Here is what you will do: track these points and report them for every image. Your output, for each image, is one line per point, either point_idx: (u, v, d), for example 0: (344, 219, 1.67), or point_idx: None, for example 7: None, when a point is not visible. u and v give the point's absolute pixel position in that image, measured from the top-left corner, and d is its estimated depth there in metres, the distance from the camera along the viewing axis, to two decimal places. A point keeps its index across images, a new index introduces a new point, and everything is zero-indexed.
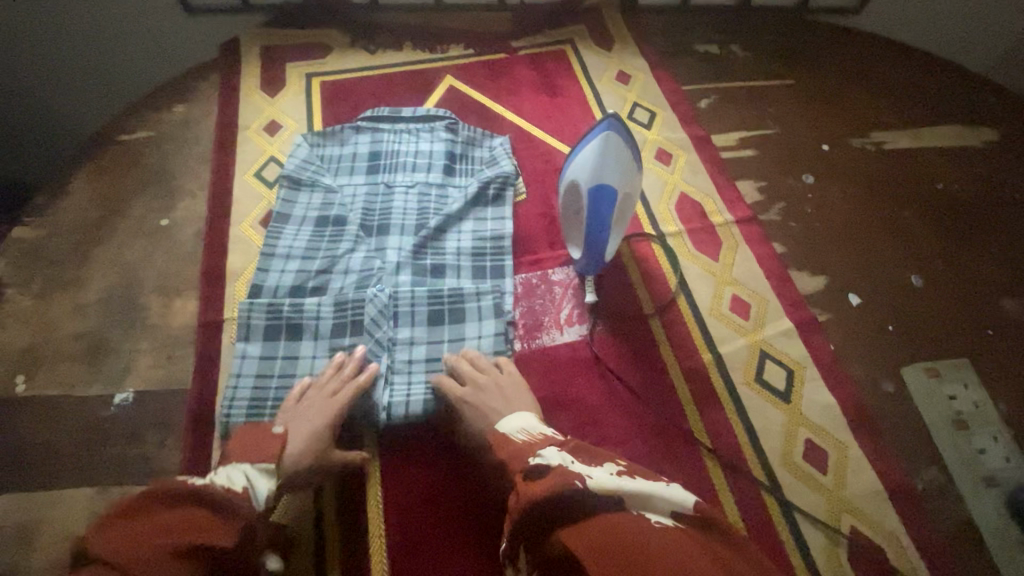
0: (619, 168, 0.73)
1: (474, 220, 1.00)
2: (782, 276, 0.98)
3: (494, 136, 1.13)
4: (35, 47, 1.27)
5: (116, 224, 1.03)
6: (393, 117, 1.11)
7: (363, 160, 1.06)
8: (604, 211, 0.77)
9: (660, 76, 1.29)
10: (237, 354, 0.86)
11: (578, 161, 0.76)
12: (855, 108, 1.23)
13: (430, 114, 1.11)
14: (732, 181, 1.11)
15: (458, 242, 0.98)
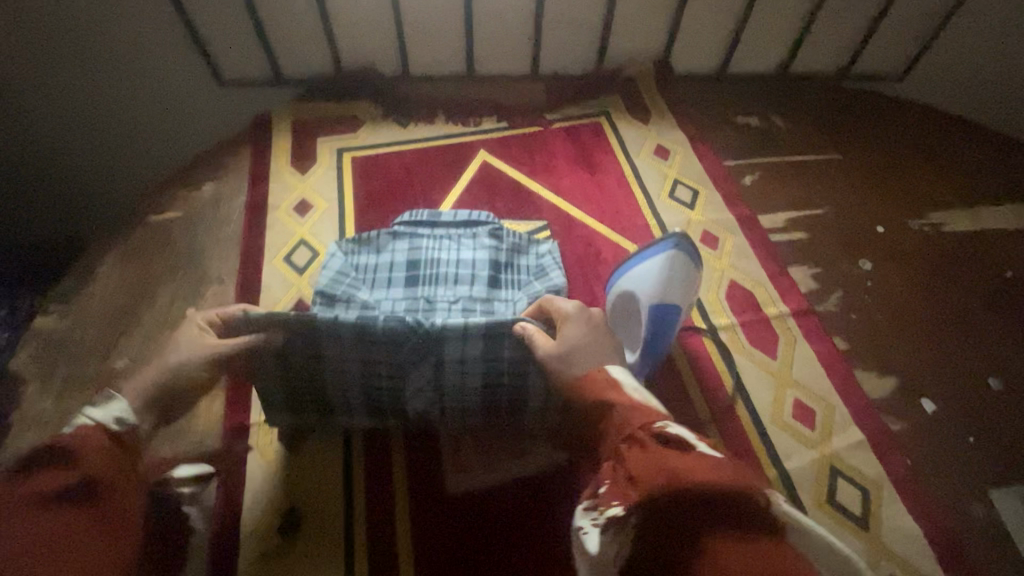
0: (682, 283, 0.71)
1: None
2: (846, 378, 0.92)
3: (540, 241, 1.08)
4: (69, 124, 1.26)
5: (143, 314, 1.00)
6: (432, 221, 1.07)
7: (401, 270, 1.02)
8: (664, 326, 0.72)
9: (700, 150, 1.24)
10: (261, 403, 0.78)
11: (638, 275, 0.72)
12: (907, 185, 1.18)
13: (472, 218, 1.07)
14: (784, 266, 1.05)
15: None
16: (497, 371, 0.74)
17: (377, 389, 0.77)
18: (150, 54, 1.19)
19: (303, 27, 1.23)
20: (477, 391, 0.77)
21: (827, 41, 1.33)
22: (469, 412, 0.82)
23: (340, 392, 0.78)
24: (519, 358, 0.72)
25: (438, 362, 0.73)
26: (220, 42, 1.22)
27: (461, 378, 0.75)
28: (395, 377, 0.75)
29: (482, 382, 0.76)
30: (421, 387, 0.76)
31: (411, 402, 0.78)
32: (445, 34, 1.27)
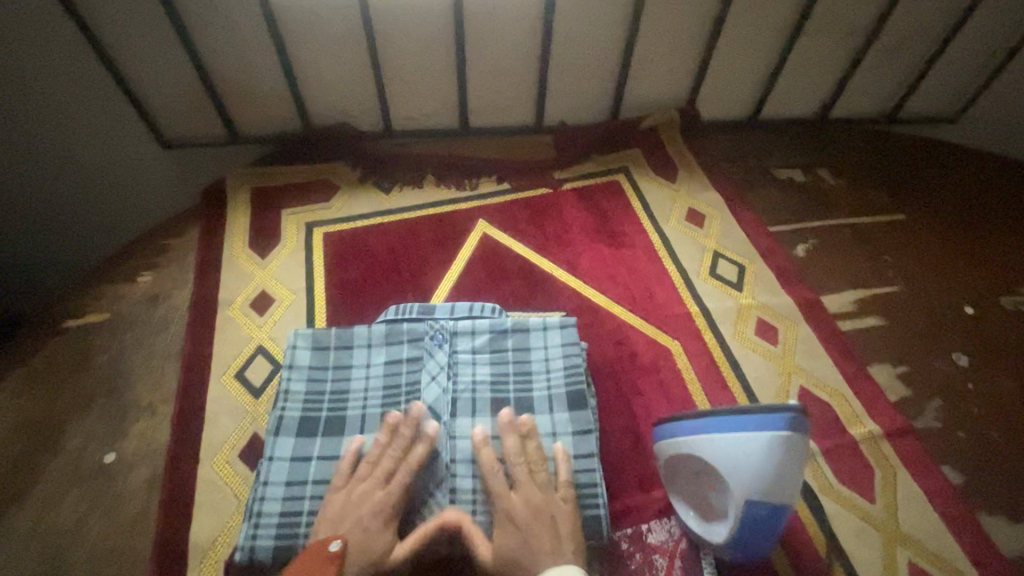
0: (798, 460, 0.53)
1: (563, 356, 0.77)
2: (971, 527, 0.71)
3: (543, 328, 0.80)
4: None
5: (45, 465, 0.76)
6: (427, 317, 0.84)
7: (386, 377, 0.77)
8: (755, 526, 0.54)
9: (740, 213, 1.05)
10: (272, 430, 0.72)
11: (731, 454, 0.53)
12: (990, 253, 0.99)
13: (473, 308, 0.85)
14: (863, 366, 0.85)
15: (543, 386, 0.77)
16: (502, 363, 0.78)
17: (397, 390, 0.76)
18: (73, 117, 0.97)
19: (260, 77, 1.01)
20: (486, 390, 0.76)
21: (875, 80, 1.14)
22: (480, 421, 0.74)
23: (361, 401, 0.75)
24: (520, 350, 0.79)
25: (450, 353, 0.78)
26: (160, 98, 1.00)
27: (471, 370, 0.77)
28: (413, 371, 0.77)
29: (491, 378, 0.77)
30: (434, 377, 0.76)
31: (426, 396, 0.75)
32: (434, 83, 1.07)
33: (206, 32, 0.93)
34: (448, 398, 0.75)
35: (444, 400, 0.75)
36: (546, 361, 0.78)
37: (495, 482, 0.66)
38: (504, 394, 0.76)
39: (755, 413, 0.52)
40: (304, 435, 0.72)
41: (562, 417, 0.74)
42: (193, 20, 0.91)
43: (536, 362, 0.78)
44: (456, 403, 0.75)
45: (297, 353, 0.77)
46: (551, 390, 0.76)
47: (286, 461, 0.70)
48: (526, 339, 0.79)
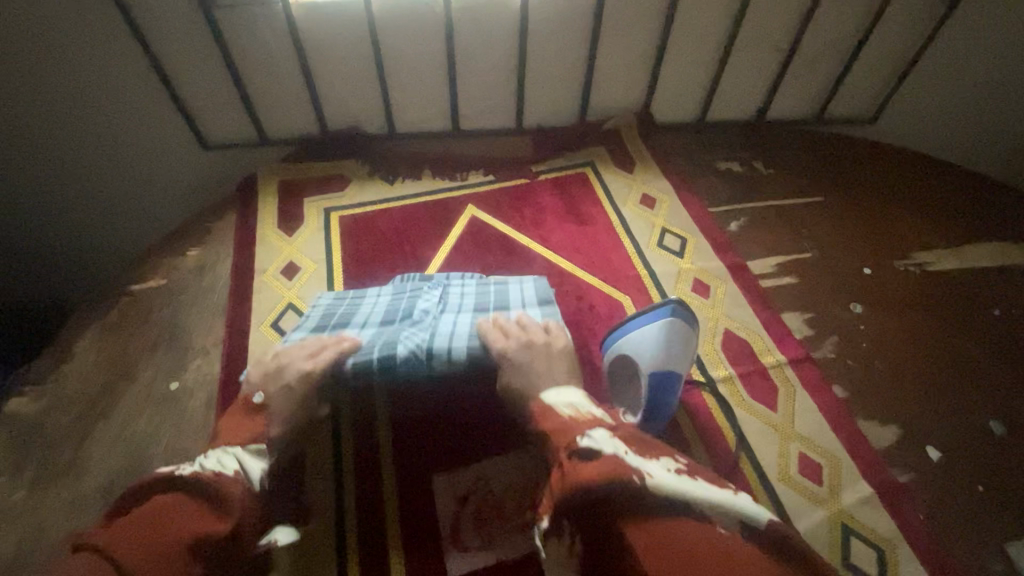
0: (682, 345, 0.75)
1: (538, 293, 0.97)
2: (850, 428, 0.91)
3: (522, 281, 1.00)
4: (33, 191, 1.25)
5: (123, 393, 0.96)
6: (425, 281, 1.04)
7: (387, 305, 0.93)
8: (664, 394, 0.73)
9: (685, 197, 1.26)
10: (289, 335, 0.88)
11: (637, 341, 0.75)
12: (890, 227, 1.20)
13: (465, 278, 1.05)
14: (777, 313, 1.05)
15: (521, 306, 0.93)
16: (484, 296, 0.96)
17: (395, 308, 0.92)
18: (136, 123, 1.20)
19: (286, 89, 1.23)
20: (471, 304, 0.93)
21: (800, 87, 1.36)
22: (463, 315, 0.89)
23: (363, 318, 0.91)
24: (501, 291, 0.97)
25: (443, 286, 0.96)
26: (203, 106, 1.22)
27: (459, 295, 0.95)
28: (412, 296, 0.94)
29: (475, 302, 0.93)
30: (429, 296, 0.93)
31: (419, 306, 0.90)
32: (429, 93, 1.29)
33: (244, 53, 1.15)
34: (439, 304, 0.90)
35: (434, 305, 0.90)
36: (522, 296, 0.96)
37: (489, 335, 0.82)
38: (486, 306, 0.92)
39: (643, 310, 0.76)
40: (313, 334, 0.87)
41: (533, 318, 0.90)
42: (235, 44, 1.13)
43: (514, 295, 0.97)
44: (445, 306, 0.90)
45: (320, 302, 0.99)
46: (527, 305, 0.93)
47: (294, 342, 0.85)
48: (507, 287, 0.99)
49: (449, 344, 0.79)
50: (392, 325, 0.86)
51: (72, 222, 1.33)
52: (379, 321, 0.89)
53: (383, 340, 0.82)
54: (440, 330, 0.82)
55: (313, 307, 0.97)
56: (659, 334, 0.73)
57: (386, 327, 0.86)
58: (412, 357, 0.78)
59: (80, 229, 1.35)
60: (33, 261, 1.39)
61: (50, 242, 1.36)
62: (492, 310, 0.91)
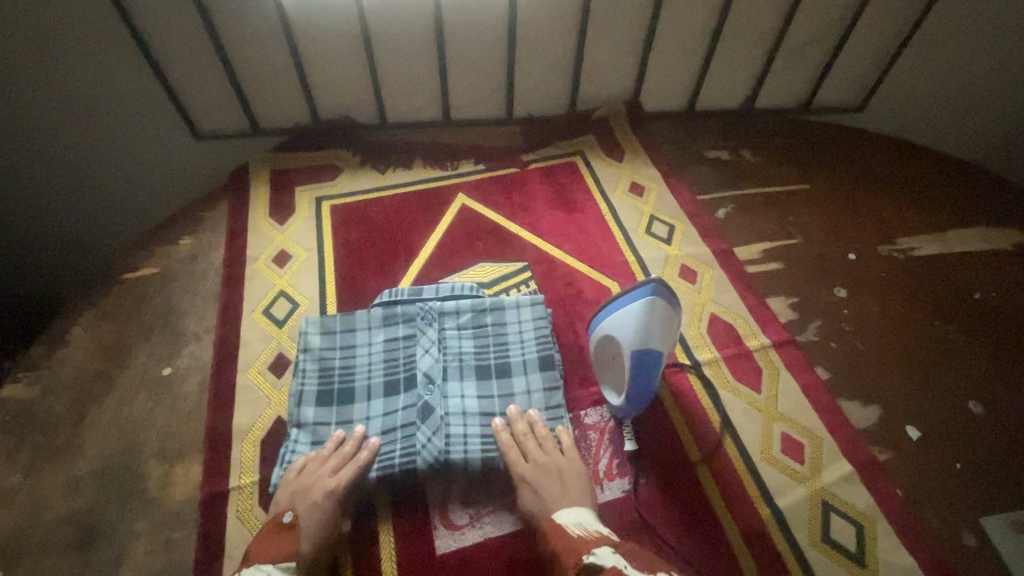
0: (663, 322, 0.75)
1: (534, 324, 0.99)
2: (831, 408, 0.93)
3: (516, 303, 1.00)
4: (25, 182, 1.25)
5: (118, 378, 0.97)
6: (414, 298, 1.01)
7: (386, 354, 0.95)
8: (648, 371, 0.77)
9: (673, 185, 1.27)
10: (295, 406, 0.90)
11: (619, 323, 0.76)
12: (875, 213, 1.22)
13: (454, 288, 1.02)
14: (762, 298, 1.07)
15: (520, 351, 0.96)
16: (482, 336, 0.98)
17: (396, 363, 0.94)
18: (128, 112, 1.21)
19: (276, 79, 1.24)
20: (471, 358, 0.95)
21: (788, 76, 1.38)
22: (466, 384, 0.93)
23: (366, 373, 0.93)
24: (498, 325, 0.99)
25: (439, 329, 0.97)
26: (194, 95, 1.23)
27: (458, 343, 0.96)
28: (409, 345, 0.95)
29: (474, 349, 0.96)
30: (428, 349, 0.94)
31: (421, 364, 0.92)
32: (419, 83, 1.30)
33: (234, 41, 1.16)
34: (439, 365, 0.93)
35: (436, 367, 0.92)
36: (520, 331, 0.98)
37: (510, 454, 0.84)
38: (485, 359, 0.96)
39: (625, 290, 0.76)
40: (322, 405, 0.90)
41: (534, 376, 0.94)
42: (224, 32, 1.14)
43: (512, 333, 0.98)
44: (447, 370, 0.93)
45: (308, 337, 0.95)
46: (526, 355, 0.96)
47: (310, 428, 0.89)
48: (504, 316, 0.99)
49: (466, 454, 0.85)
50: (401, 400, 0.90)
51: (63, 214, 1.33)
52: (384, 383, 0.92)
53: (401, 441, 0.86)
54: (453, 428, 0.87)
55: (303, 351, 0.94)
56: (640, 317, 0.74)
57: (394, 401, 0.91)
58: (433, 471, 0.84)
59: (73, 220, 1.35)
60: None
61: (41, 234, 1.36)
62: (493, 362, 0.95)
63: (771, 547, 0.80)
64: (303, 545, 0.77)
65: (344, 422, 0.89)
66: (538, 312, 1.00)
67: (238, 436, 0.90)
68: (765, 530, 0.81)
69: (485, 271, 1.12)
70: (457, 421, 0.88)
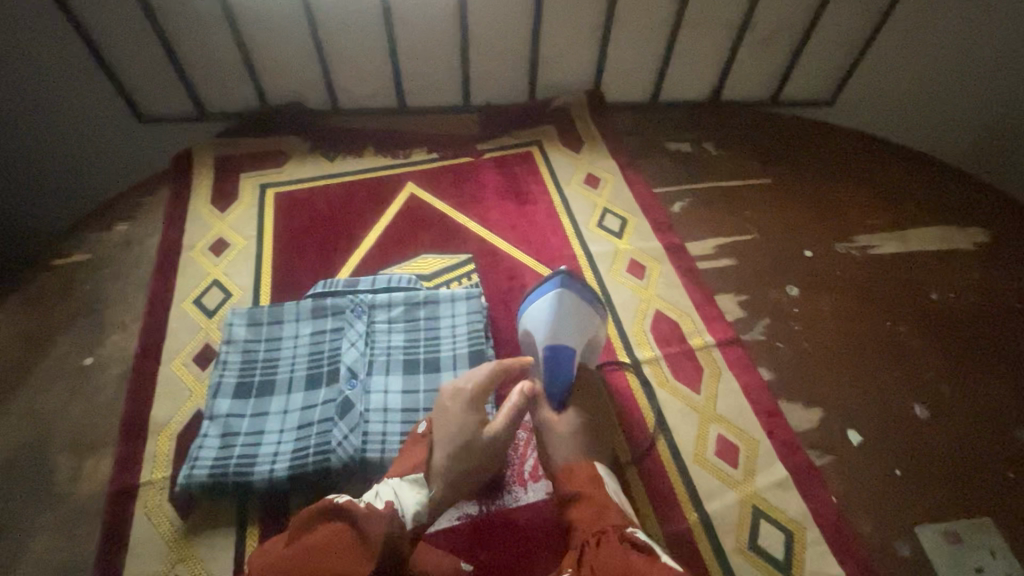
0: (572, 317, 0.83)
1: (469, 318, 0.96)
2: (772, 410, 0.89)
3: (452, 298, 0.97)
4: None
5: (36, 366, 0.94)
6: (348, 289, 0.98)
7: (312, 347, 0.92)
8: (563, 369, 0.82)
9: (630, 178, 1.24)
10: (210, 398, 0.86)
11: (534, 318, 0.85)
12: (835, 211, 1.18)
13: (390, 281, 1.00)
14: (711, 295, 1.03)
15: (452, 346, 0.93)
16: (414, 330, 0.95)
17: (321, 356, 0.91)
18: (66, 92, 1.17)
19: (221, 60, 1.21)
20: (400, 352, 0.92)
21: (753, 68, 1.33)
22: (392, 378, 0.89)
23: (289, 366, 0.90)
24: (431, 318, 0.96)
25: (369, 322, 0.95)
26: (134, 74, 1.19)
27: (387, 337, 0.94)
28: (336, 338, 0.93)
29: (405, 343, 0.94)
30: (354, 343, 0.92)
31: (345, 358, 0.90)
32: (370, 67, 1.26)
33: (173, 19, 1.12)
34: (365, 359, 0.90)
35: (361, 361, 0.90)
36: (453, 325, 0.95)
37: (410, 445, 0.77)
38: (415, 354, 0.92)
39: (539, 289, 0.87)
40: (239, 397, 0.87)
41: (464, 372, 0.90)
42: (162, 9, 1.11)
43: (445, 327, 0.95)
44: (372, 364, 0.90)
45: (232, 329, 0.93)
46: (457, 351, 0.93)
47: (223, 419, 0.85)
48: (438, 310, 0.96)
49: (383, 453, 0.81)
50: (321, 394, 0.87)
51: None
52: (307, 377, 0.89)
53: (315, 437, 0.82)
54: (372, 426, 0.84)
55: (226, 342, 0.92)
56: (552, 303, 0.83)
57: (314, 395, 0.87)
58: (347, 471, 0.81)
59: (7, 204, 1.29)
60: None
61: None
62: (422, 357, 0.92)
63: (696, 554, 0.77)
64: (433, 456, 0.71)
65: (258, 414, 0.85)
66: (474, 306, 0.97)
67: (154, 429, 0.87)
68: (692, 536, 0.78)
69: (428, 263, 1.08)
70: (378, 419, 0.85)
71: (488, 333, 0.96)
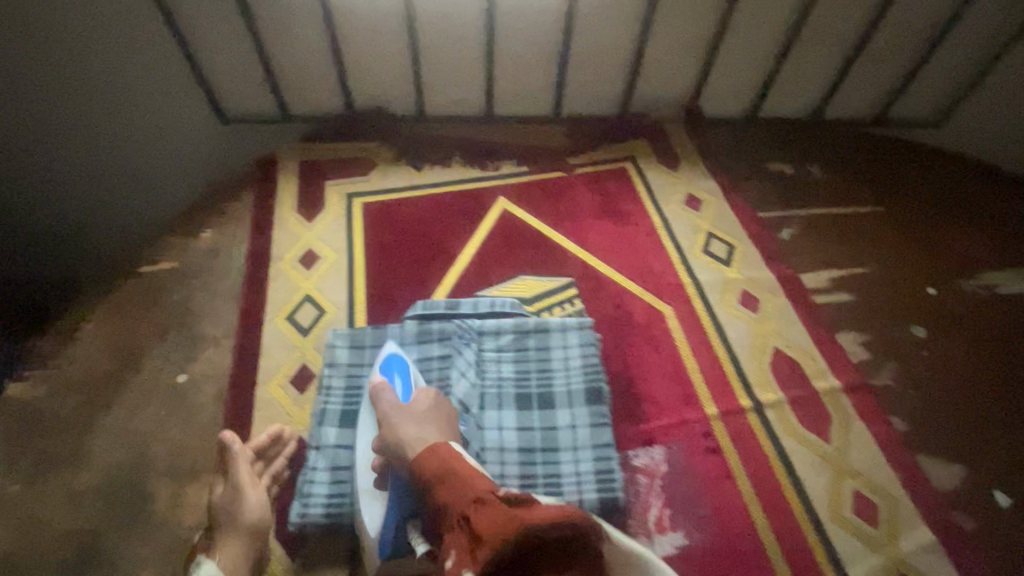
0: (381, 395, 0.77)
1: (582, 350, 0.91)
2: (910, 464, 0.83)
3: (564, 328, 0.92)
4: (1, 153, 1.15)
5: (129, 381, 0.90)
6: (452, 314, 0.95)
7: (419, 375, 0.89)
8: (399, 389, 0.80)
9: (732, 200, 1.17)
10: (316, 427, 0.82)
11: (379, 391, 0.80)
12: (955, 243, 1.11)
13: (495, 307, 0.96)
14: (832, 332, 0.97)
15: (565, 380, 0.88)
16: (524, 361, 0.91)
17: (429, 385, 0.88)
18: (154, 91, 1.13)
19: (311, 63, 1.16)
20: (511, 385, 0.88)
21: (861, 86, 1.26)
22: (505, 413, 0.86)
23: None
24: (541, 350, 0.91)
25: (477, 351, 0.91)
26: (223, 74, 1.15)
27: (496, 367, 0.90)
28: (444, 367, 0.89)
29: (515, 375, 0.89)
30: (464, 373, 0.88)
31: (456, 390, 0.87)
32: (462, 73, 1.21)
33: (268, 19, 1.08)
34: (476, 391, 0.87)
35: (473, 394, 0.87)
36: (565, 357, 0.90)
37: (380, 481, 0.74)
38: (527, 388, 0.88)
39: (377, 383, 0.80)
40: (346, 426, 0.82)
41: (581, 409, 0.85)
42: (260, 10, 1.07)
43: (556, 359, 0.90)
44: (483, 397, 0.87)
45: (336, 351, 0.89)
46: (571, 386, 0.88)
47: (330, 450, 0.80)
48: (548, 340, 0.92)
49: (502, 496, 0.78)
50: None
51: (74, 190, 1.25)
52: None
53: None
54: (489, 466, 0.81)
55: (330, 365, 0.88)
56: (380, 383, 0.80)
57: None
58: None
59: (70, 197, 1.25)
60: (30, 231, 1.30)
61: (26, 210, 1.26)
62: (534, 391, 0.88)
63: None
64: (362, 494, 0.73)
65: None
66: (585, 339, 0.92)
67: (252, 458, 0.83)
68: None
69: (527, 286, 1.03)
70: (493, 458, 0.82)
71: (599, 364, 0.90)
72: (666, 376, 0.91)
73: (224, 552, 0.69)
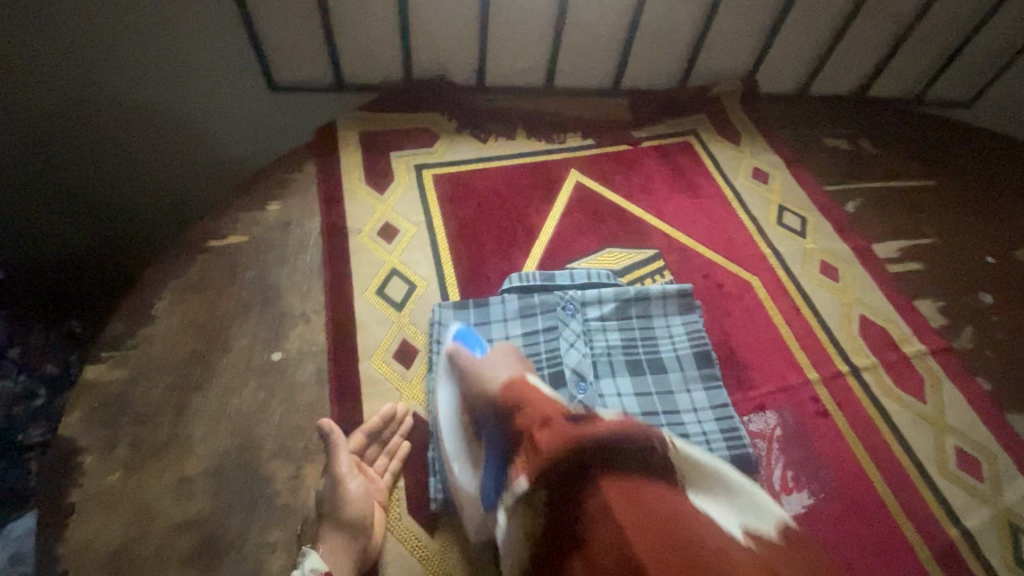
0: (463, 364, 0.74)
1: (683, 316, 0.91)
2: (999, 420, 0.89)
3: (664, 294, 0.91)
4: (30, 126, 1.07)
5: (218, 362, 0.84)
6: (548, 285, 0.91)
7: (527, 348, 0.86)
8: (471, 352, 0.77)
9: (796, 173, 1.20)
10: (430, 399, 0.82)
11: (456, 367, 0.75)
12: (1004, 215, 1.17)
13: (591, 276, 0.93)
14: (910, 300, 1.01)
15: (672, 346, 0.88)
16: (629, 328, 0.89)
17: (538, 357, 0.85)
18: (206, 54, 1.05)
19: (374, 27, 1.10)
20: (620, 353, 0.87)
21: (910, 64, 1.29)
22: (620, 380, 0.85)
23: None
24: (644, 317, 0.90)
25: (582, 320, 0.88)
26: (280, 37, 1.07)
27: (603, 337, 0.88)
28: (550, 338, 0.86)
29: (622, 343, 0.88)
30: (573, 343, 0.86)
31: (568, 359, 0.85)
32: (528, 42, 1.17)
33: None
34: (588, 360, 0.85)
35: (586, 362, 0.85)
36: (668, 323, 0.90)
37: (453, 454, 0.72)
38: (636, 355, 0.87)
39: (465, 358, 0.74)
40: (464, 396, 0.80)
41: (693, 373, 0.86)
42: None
43: (659, 325, 0.90)
44: (596, 365, 0.85)
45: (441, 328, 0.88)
46: (679, 351, 0.88)
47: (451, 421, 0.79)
48: (649, 307, 0.90)
49: None
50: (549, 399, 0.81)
51: (113, 157, 1.17)
52: None
53: None
54: None
55: (437, 341, 0.87)
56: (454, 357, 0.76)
57: None
58: None
59: (109, 164, 1.17)
60: (58, 201, 1.20)
61: (55, 189, 1.18)
62: (643, 357, 0.87)
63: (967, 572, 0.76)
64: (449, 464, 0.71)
65: None
66: (684, 305, 0.92)
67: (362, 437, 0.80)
68: (962, 559, 0.77)
69: (615, 258, 1.03)
70: None
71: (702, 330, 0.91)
72: (765, 344, 0.93)
73: (329, 544, 0.67)
